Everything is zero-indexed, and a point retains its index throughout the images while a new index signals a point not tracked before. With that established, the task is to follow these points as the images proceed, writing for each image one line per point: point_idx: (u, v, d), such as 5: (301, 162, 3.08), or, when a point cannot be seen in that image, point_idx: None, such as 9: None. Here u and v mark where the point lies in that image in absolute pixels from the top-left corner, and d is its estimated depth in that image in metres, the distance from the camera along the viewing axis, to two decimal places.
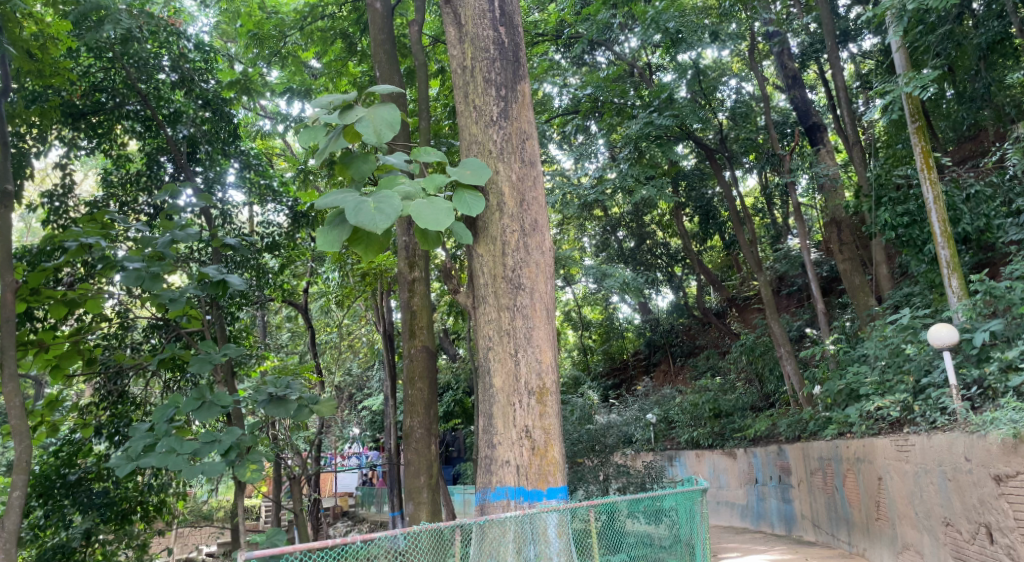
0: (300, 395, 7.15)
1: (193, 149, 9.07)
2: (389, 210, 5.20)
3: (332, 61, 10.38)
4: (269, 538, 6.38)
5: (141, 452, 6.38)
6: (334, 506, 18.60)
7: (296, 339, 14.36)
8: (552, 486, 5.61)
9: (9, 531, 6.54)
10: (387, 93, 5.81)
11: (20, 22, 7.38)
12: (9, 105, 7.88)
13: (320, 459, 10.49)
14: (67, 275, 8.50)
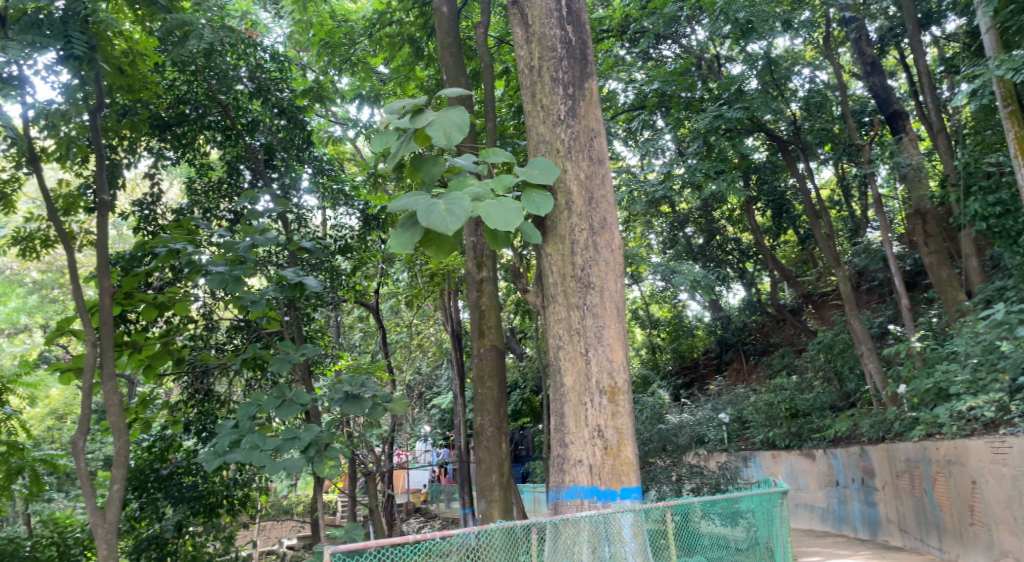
0: (374, 394, 7.08)
1: (270, 157, 8.89)
2: (459, 211, 4.93)
3: (400, 67, 10.45)
4: (347, 533, 6.23)
5: (228, 447, 6.30)
6: (406, 501, 19.10)
7: (367, 340, 15.05)
8: (626, 486, 5.18)
9: (110, 522, 6.38)
10: (457, 94, 5.53)
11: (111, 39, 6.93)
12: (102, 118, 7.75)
13: (391, 456, 10.80)
14: (155, 277, 8.12)
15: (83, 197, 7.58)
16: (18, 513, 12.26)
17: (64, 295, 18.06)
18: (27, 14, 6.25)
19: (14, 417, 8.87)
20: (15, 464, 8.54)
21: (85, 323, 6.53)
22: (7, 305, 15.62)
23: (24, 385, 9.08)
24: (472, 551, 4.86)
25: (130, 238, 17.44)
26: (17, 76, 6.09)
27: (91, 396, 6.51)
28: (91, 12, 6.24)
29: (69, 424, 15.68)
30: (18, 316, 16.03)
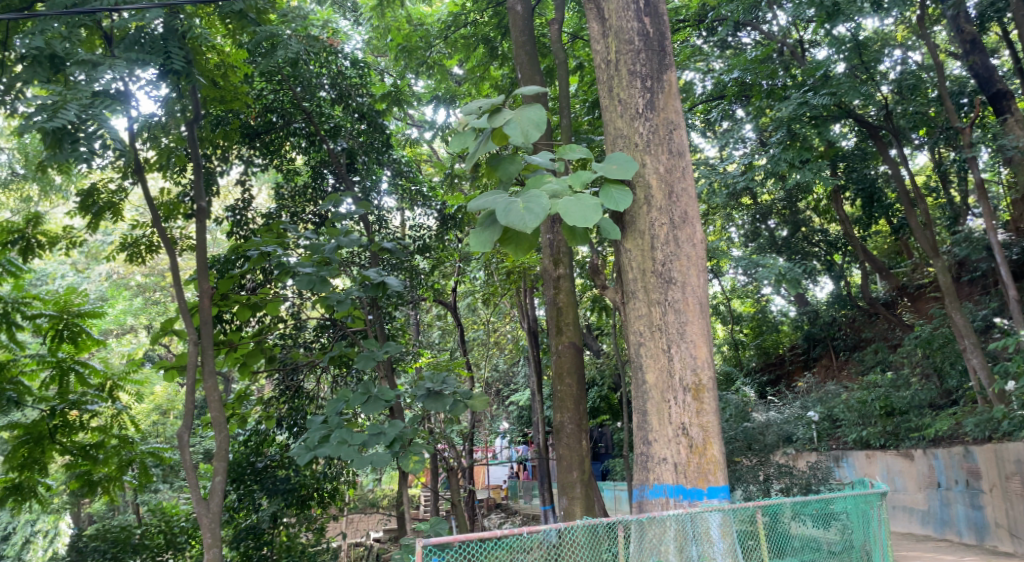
0: (455, 391, 7.17)
1: (351, 161, 9.14)
2: (538, 209, 4.93)
3: (475, 67, 10.51)
4: (432, 527, 6.36)
5: (318, 442, 6.46)
6: (487, 497, 19.34)
7: (447, 338, 15.29)
8: (713, 485, 5.10)
9: (213, 511, 6.65)
10: (534, 92, 5.53)
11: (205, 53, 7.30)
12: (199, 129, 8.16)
13: (472, 452, 10.92)
14: (248, 280, 8.47)
15: (183, 204, 7.97)
16: (130, 501, 13.01)
17: (166, 297, 18.98)
18: (130, 33, 6.57)
19: (124, 412, 9.32)
20: (126, 456, 9.14)
21: (187, 323, 6.84)
22: (116, 307, 16.56)
23: (133, 383, 9.48)
24: (551, 548, 4.95)
25: (224, 242, 18.14)
26: (124, 92, 6.43)
27: (194, 391, 6.82)
28: (189, 29, 6.54)
29: (172, 420, 16.51)
30: (126, 318, 16.96)
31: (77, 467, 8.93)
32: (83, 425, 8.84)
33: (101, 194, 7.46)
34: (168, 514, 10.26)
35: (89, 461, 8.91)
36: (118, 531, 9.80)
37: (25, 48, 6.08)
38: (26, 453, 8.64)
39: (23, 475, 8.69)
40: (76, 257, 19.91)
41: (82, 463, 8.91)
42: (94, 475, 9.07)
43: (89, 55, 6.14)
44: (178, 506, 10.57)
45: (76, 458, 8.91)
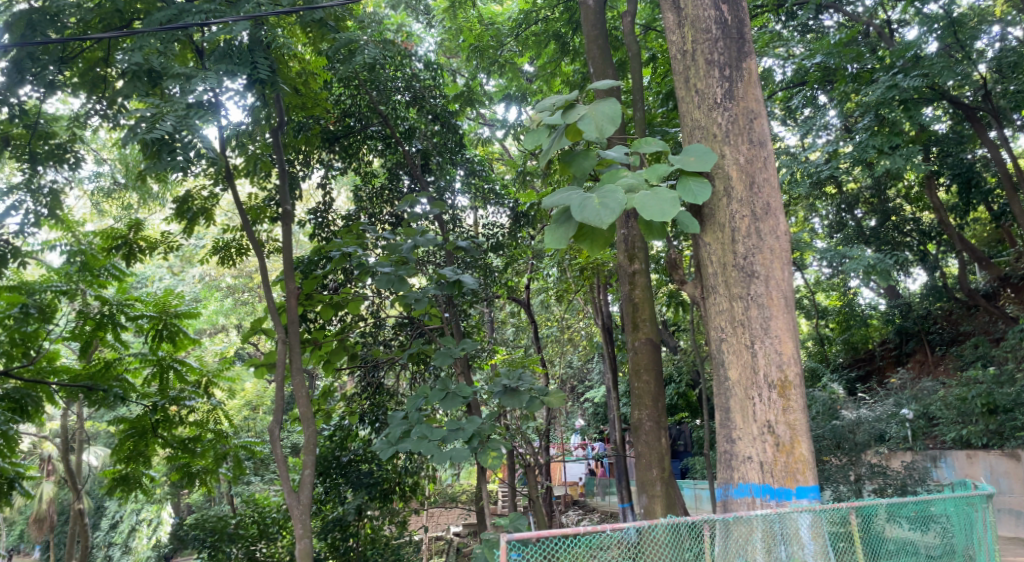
0: (531, 387, 7.15)
1: (426, 161, 9.32)
2: (614, 204, 4.86)
3: (546, 63, 10.46)
4: (511, 522, 6.37)
5: (399, 437, 6.60)
6: (564, 493, 19.46)
7: (520, 335, 15.34)
8: (801, 485, 4.94)
9: (303, 503, 6.84)
10: (608, 86, 5.45)
11: (287, 62, 7.69)
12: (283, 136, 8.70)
13: (549, 448, 10.92)
14: (331, 280, 8.73)
15: (268, 208, 8.27)
16: (225, 493, 13.60)
17: (253, 297, 19.72)
18: (218, 46, 6.76)
19: (219, 408, 9.67)
20: (221, 449, 9.54)
21: (275, 321, 7.03)
22: (209, 308, 17.32)
23: (226, 379, 9.94)
24: (630, 547, 4.92)
25: (307, 242, 18.68)
26: (213, 104, 6.59)
27: (283, 388, 7.03)
28: (273, 38, 6.75)
29: (262, 415, 17.16)
30: (217, 317, 17.70)
31: (177, 459, 9.38)
32: (181, 420, 9.30)
33: (195, 200, 7.78)
34: (260, 505, 10.63)
35: (187, 454, 9.36)
36: (214, 520, 10.05)
37: (126, 64, 6.42)
38: (132, 446, 9.19)
39: (129, 466, 9.26)
40: (170, 261, 20.77)
41: (182, 455, 9.37)
42: (192, 467, 9.39)
43: (183, 70, 6.39)
44: (269, 498, 10.93)
45: (177, 451, 9.39)
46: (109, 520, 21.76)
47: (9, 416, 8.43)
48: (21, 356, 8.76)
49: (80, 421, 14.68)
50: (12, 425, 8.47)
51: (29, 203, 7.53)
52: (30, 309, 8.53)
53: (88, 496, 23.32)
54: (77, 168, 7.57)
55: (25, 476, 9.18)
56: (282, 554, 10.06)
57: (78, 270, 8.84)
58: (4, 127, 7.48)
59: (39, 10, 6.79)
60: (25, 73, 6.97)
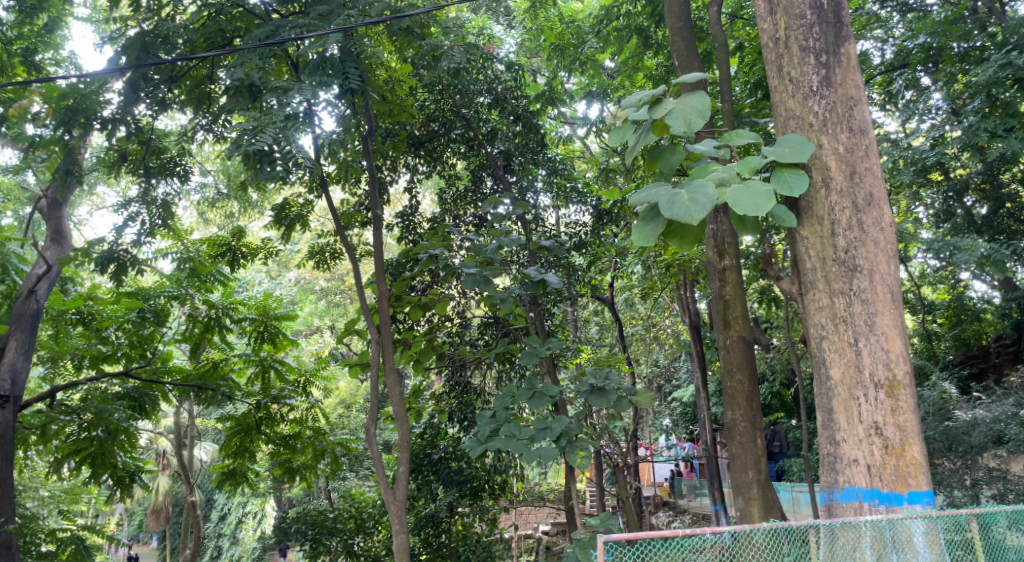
0: (619, 387, 7.02)
1: (508, 162, 9.31)
2: (704, 200, 4.71)
3: (628, 58, 10.33)
4: (603, 522, 6.30)
5: (488, 436, 6.61)
6: (653, 496, 19.55)
7: (605, 332, 15.26)
8: (914, 490, 4.70)
9: (400, 499, 6.95)
10: (696, 79, 5.30)
11: (373, 71, 7.87)
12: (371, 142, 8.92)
13: (637, 449, 10.81)
14: (420, 282, 8.91)
15: (360, 212, 8.54)
16: (323, 488, 14.01)
17: (345, 298, 20.38)
18: (312, 59, 6.92)
19: (317, 406, 9.98)
20: (320, 446, 9.77)
21: (368, 322, 7.21)
22: (304, 310, 18.04)
23: (323, 379, 10.03)
24: (726, 550, 4.81)
25: (394, 245, 19.17)
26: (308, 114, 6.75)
27: (377, 385, 7.17)
28: (362, 49, 6.79)
29: (355, 413, 17.69)
30: (311, 318, 18.35)
31: (279, 455, 9.68)
32: (283, 417, 9.67)
33: (291, 207, 8.04)
34: (357, 500, 10.83)
35: (289, 450, 9.65)
36: (314, 514, 10.40)
37: (229, 81, 6.71)
38: (238, 442, 9.57)
39: (236, 461, 9.63)
40: (269, 265, 21.68)
41: (284, 452, 9.67)
42: (293, 463, 9.72)
43: (280, 83, 6.59)
44: (365, 493, 11.19)
45: (279, 447, 9.70)
46: (217, 511, 22.94)
47: (129, 412, 9.12)
48: (140, 356, 9.47)
49: (191, 418, 15.50)
50: (131, 421, 9.14)
51: (144, 214, 7.92)
52: (147, 314, 8.92)
53: (200, 488, 24.68)
54: (187, 179, 7.91)
55: (144, 469, 9.65)
56: (377, 548, 10.25)
57: (188, 277, 9.29)
58: (122, 144, 7.90)
59: (150, 33, 7.07)
60: (140, 92, 7.25)
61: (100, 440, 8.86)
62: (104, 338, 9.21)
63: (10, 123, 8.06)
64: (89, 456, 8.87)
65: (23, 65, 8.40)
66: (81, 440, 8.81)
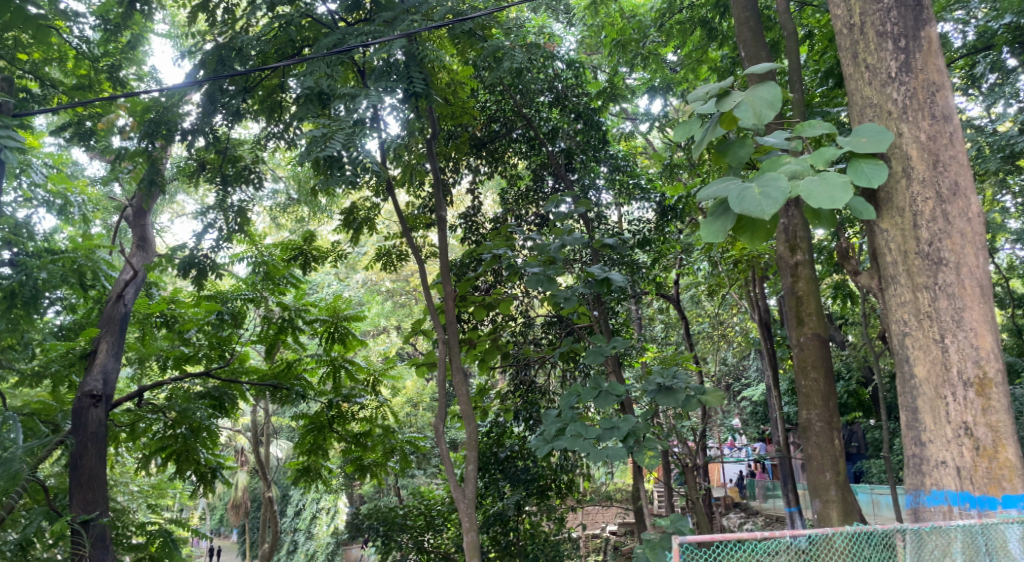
0: (687, 386, 6.88)
1: (570, 160, 9.30)
2: (776, 193, 4.56)
3: (693, 51, 10.18)
4: (674, 524, 6.12)
5: (555, 434, 6.59)
6: (723, 496, 19.23)
7: (670, 331, 15.08)
8: (1009, 494, 4.47)
9: (469, 497, 6.97)
10: (766, 70, 5.13)
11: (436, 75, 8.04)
12: (435, 145, 9.01)
13: (706, 449, 10.62)
14: (484, 282, 8.96)
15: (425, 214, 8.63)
16: (392, 486, 14.23)
17: (411, 298, 20.64)
18: (378, 65, 7.03)
19: (386, 405, 10.08)
20: (389, 443, 9.96)
21: (434, 322, 7.26)
22: (372, 310, 18.36)
23: (392, 378, 10.23)
24: (802, 552, 4.70)
25: (458, 245, 19.32)
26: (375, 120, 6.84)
27: (444, 384, 7.20)
28: (426, 53, 6.86)
29: (422, 411, 17.92)
30: (379, 319, 18.67)
31: (351, 452, 9.90)
32: (354, 416, 9.85)
33: (359, 211, 8.17)
34: (426, 498, 10.97)
35: (360, 447, 9.87)
36: (385, 511, 10.63)
37: (300, 89, 6.92)
38: (312, 440, 9.83)
39: (311, 459, 9.88)
40: (338, 267, 22.13)
41: (354, 450, 9.89)
42: (364, 460, 9.91)
43: (348, 89, 6.70)
44: (434, 491, 11.32)
45: (350, 445, 9.92)
46: (293, 507, 23.54)
47: (211, 411, 9.53)
48: (219, 357, 9.73)
49: (267, 417, 15.96)
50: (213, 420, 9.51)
51: (220, 221, 8.18)
52: (225, 317, 9.29)
53: (276, 484, 25.41)
54: (261, 187, 8.16)
55: (224, 466, 9.93)
56: (447, 545, 10.28)
57: (262, 280, 9.47)
58: (200, 153, 8.09)
59: (225, 47, 7.26)
60: (217, 104, 7.42)
61: (184, 437, 9.24)
62: (186, 340, 9.61)
63: (98, 137, 8.40)
64: (174, 452, 9.21)
65: (109, 81, 8.73)
66: (167, 437, 9.21)
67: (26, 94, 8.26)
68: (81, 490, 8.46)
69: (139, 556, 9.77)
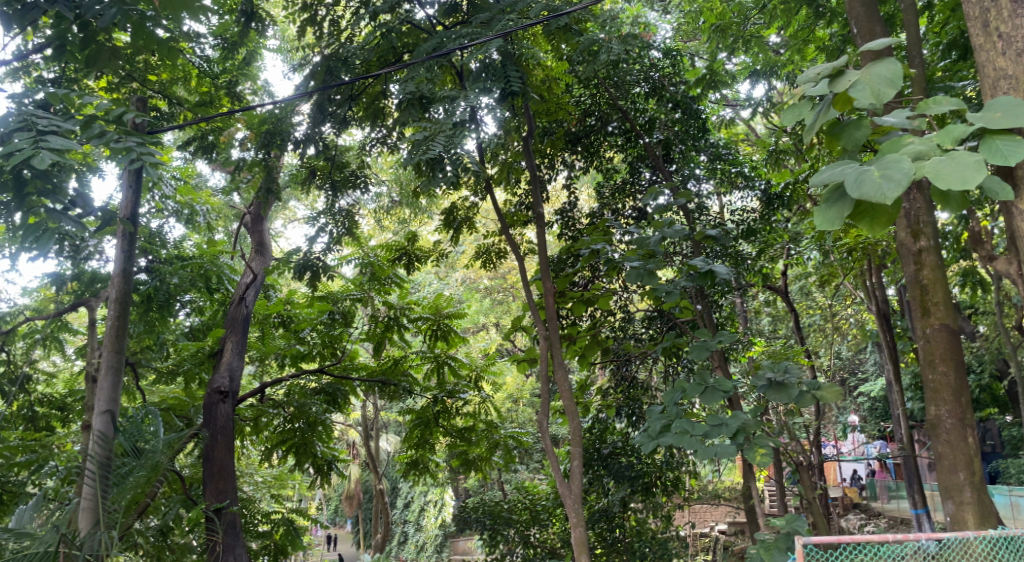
0: (801, 380, 6.52)
1: (668, 151, 9.05)
2: (901, 175, 4.19)
3: (798, 31, 9.76)
4: (788, 523, 5.76)
5: (660, 431, 6.37)
6: (840, 495, 18.43)
7: (778, 324, 14.56)
8: None
9: (575, 492, 6.96)
10: (884, 46, 4.78)
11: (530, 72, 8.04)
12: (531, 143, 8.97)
13: (821, 445, 10.17)
14: (584, 277, 8.87)
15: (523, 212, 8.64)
16: (497, 481, 14.34)
17: (509, 295, 20.76)
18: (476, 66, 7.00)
19: (488, 401, 10.17)
20: (493, 438, 10.01)
21: (533, 316, 7.21)
22: (471, 307, 18.58)
23: (493, 373, 10.35)
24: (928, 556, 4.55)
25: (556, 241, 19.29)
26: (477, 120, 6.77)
27: (546, 379, 7.13)
28: (522, 51, 6.81)
29: (524, 407, 18.01)
30: (479, 316, 18.88)
31: (456, 447, 10.02)
32: (458, 411, 10.02)
33: (458, 210, 8.24)
34: (531, 492, 10.99)
35: (465, 442, 9.95)
36: (491, 504, 10.67)
37: (402, 94, 7.02)
38: (419, 434, 10.01)
39: (418, 452, 10.05)
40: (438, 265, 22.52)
41: (460, 444, 10.01)
42: (469, 454, 9.95)
43: (448, 92, 6.76)
44: (538, 485, 11.31)
45: (456, 440, 10.04)
46: (402, 499, 24.13)
47: (326, 405, 9.84)
48: (331, 354, 10.07)
49: (376, 412, 16.39)
50: (328, 414, 9.83)
51: (330, 225, 8.49)
52: (336, 316, 9.71)
53: (386, 477, 26.11)
54: (366, 192, 8.33)
55: (340, 458, 10.31)
56: (553, 540, 10.30)
57: (369, 280, 9.69)
58: (311, 160, 8.34)
59: (332, 57, 7.46)
60: (326, 113, 7.65)
61: (302, 431, 9.58)
62: (302, 338, 9.94)
63: (219, 150, 8.86)
64: (293, 445, 9.59)
65: (228, 96, 9.14)
66: (286, 431, 9.59)
67: (156, 113, 8.65)
68: (214, 480, 8.80)
69: (264, 544, 10.19)
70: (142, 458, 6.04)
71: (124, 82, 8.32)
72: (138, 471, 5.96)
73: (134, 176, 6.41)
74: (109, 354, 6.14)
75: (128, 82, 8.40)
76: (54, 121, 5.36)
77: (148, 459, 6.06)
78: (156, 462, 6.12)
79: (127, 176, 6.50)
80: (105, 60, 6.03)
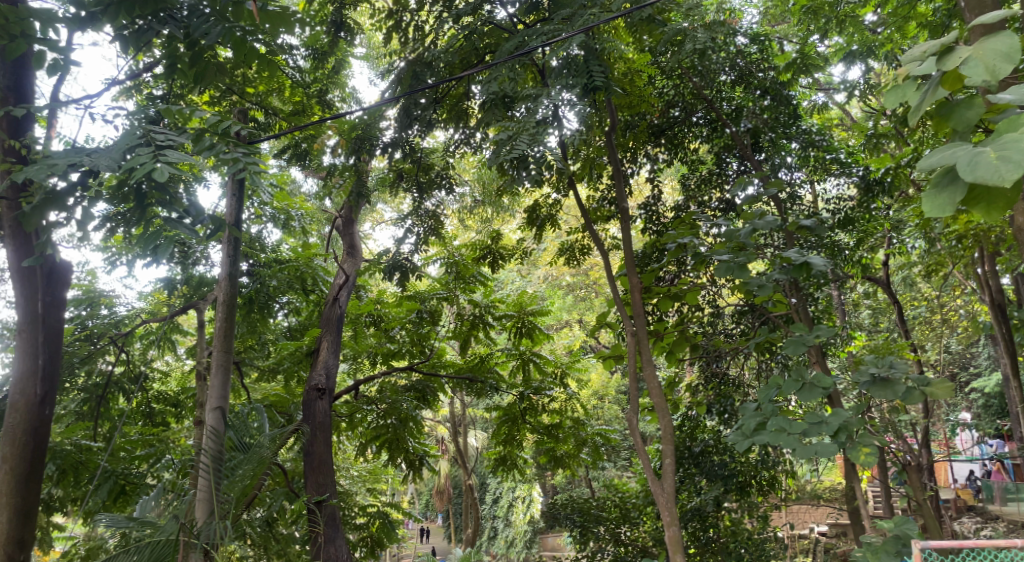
0: (907, 376, 6.16)
1: (757, 139, 8.76)
2: (1020, 156, 3.86)
3: (897, 9, 9.25)
4: (897, 526, 5.45)
5: (754, 429, 6.07)
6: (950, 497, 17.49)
7: (879, 317, 13.93)
8: None
9: (666, 489, 6.78)
10: (999, 19, 4.42)
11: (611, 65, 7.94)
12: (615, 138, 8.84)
13: (930, 444, 9.65)
14: (672, 271, 8.73)
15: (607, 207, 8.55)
16: (586, 479, 14.29)
17: (593, 291, 20.62)
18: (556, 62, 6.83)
19: (574, 398, 10.14)
20: (581, 436, 9.97)
21: (620, 311, 7.10)
22: (556, 304, 18.54)
23: (579, 369, 10.39)
24: None
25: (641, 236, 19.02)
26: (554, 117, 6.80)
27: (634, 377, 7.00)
28: (604, 45, 6.73)
29: (611, 404, 17.86)
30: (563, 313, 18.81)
31: (544, 444, 10.00)
32: (545, 408, 9.99)
33: (541, 207, 8.20)
34: (621, 491, 10.87)
35: (552, 439, 9.93)
36: (581, 501, 10.64)
37: (486, 95, 7.10)
38: (506, 430, 10.08)
39: (506, 449, 10.07)
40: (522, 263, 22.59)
41: (548, 441, 9.98)
42: (557, 451, 9.96)
43: (529, 91, 6.80)
44: (628, 484, 11.18)
45: (543, 436, 10.03)
46: (492, 495, 24.34)
47: (417, 402, 10.06)
48: (421, 352, 10.32)
49: (465, 409, 16.58)
50: (418, 410, 10.04)
51: (417, 227, 8.61)
52: (424, 314, 9.93)
53: (475, 473, 26.38)
54: (451, 191, 8.41)
55: (430, 455, 10.45)
56: (645, 539, 10.13)
57: (454, 279, 9.83)
58: (397, 163, 8.46)
59: (417, 62, 7.59)
60: (412, 117, 7.78)
61: (394, 427, 9.72)
62: (391, 337, 10.14)
63: (313, 157, 9.14)
64: (387, 441, 9.74)
65: (319, 105, 9.43)
66: (380, 427, 9.74)
67: (254, 124, 8.93)
68: (314, 473, 9.07)
69: (361, 536, 10.49)
70: (249, 453, 6.19)
71: (224, 95, 8.65)
72: (245, 465, 6.10)
73: (236, 183, 6.69)
74: (218, 353, 6.49)
75: (228, 95, 8.75)
76: (168, 134, 5.58)
77: (255, 452, 6.21)
78: (262, 456, 6.24)
79: (229, 185, 6.78)
80: (211, 76, 6.27)
